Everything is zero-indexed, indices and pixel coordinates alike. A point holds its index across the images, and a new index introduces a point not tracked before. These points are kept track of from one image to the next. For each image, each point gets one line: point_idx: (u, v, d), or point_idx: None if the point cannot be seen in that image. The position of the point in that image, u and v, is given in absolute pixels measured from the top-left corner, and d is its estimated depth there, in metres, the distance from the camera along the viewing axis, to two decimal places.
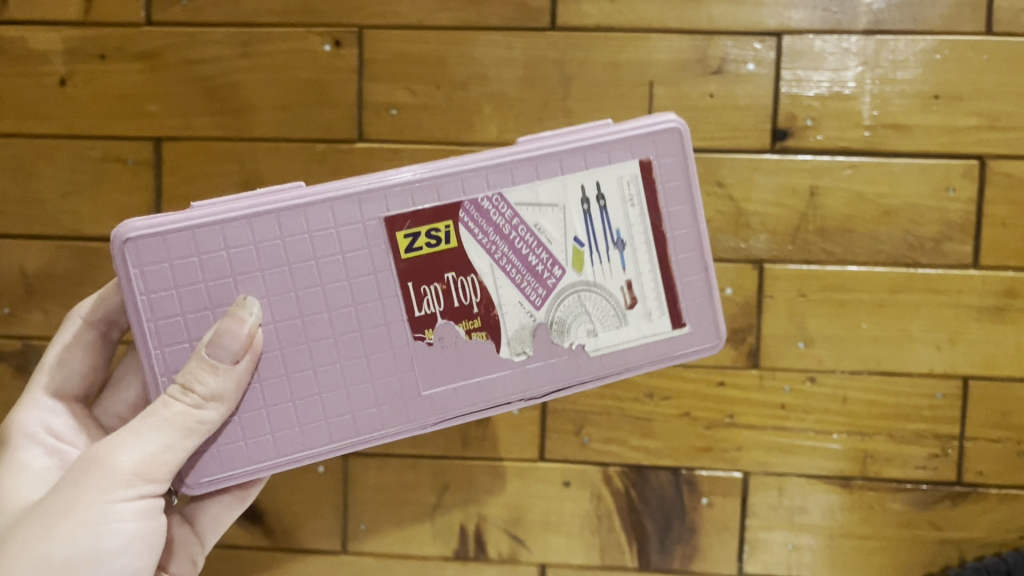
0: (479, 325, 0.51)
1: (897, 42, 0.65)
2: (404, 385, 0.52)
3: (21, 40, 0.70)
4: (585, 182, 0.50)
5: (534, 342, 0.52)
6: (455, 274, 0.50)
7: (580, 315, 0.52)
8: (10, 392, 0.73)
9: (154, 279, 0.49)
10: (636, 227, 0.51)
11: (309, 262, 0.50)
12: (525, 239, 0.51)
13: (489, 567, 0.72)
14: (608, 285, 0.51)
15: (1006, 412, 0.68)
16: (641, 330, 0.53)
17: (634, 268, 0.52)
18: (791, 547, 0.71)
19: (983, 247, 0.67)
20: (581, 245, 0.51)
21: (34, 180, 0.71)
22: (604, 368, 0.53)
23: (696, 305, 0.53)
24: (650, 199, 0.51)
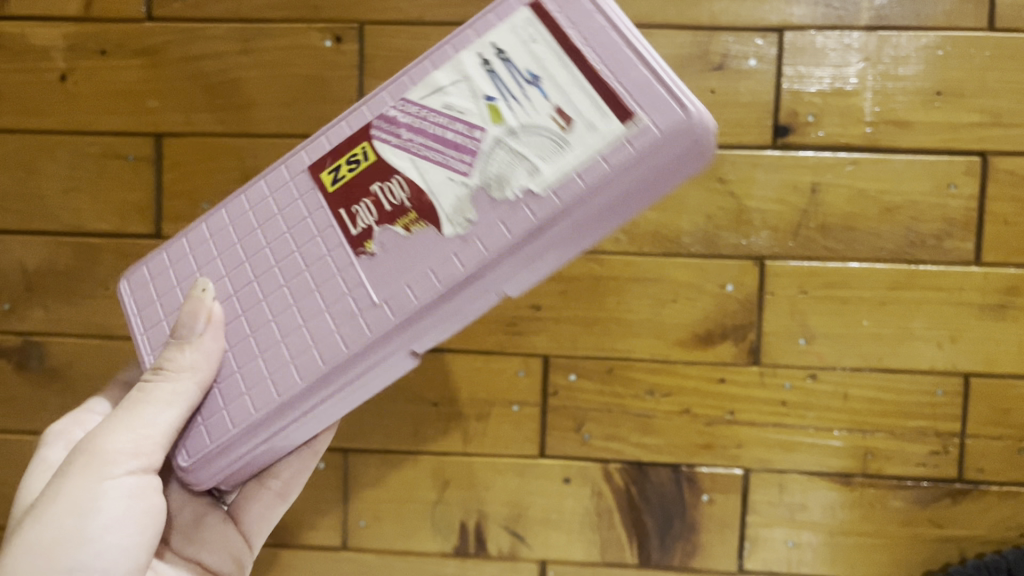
0: (415, 215, 0.43)
1: (899, 38, 0.65)
2: (355, 301, 0.44)
3: (21, 36, 0.69)
4: (482, 50, 0.45)
5: (474, 206, 0.42)
6: (380, 183, 0.45)
7: (515, 161, 0.42)
8: (10, 387, 0.73)
9: (145, 301, 0.51)
10: (545, 58, 0.43)
11: (256, 230, 0.49)
12: (438, 122, 0.44)
13: (489, 563, 0.72)
14: (534, 120, 0.42)
15: (1007, 410, 0.68)
16: (590, 145, 0.40)
17: (557, 92, 0.42)
18: (792, 544, 0.71)
19: (985, 244, 0.67)
20: (494, 99, 0.43)
21: (34, 176, 0.70)
22: (565, 202, 0.40)
23: (646, 92, 0.40)
24: (552, 26, 0.43)
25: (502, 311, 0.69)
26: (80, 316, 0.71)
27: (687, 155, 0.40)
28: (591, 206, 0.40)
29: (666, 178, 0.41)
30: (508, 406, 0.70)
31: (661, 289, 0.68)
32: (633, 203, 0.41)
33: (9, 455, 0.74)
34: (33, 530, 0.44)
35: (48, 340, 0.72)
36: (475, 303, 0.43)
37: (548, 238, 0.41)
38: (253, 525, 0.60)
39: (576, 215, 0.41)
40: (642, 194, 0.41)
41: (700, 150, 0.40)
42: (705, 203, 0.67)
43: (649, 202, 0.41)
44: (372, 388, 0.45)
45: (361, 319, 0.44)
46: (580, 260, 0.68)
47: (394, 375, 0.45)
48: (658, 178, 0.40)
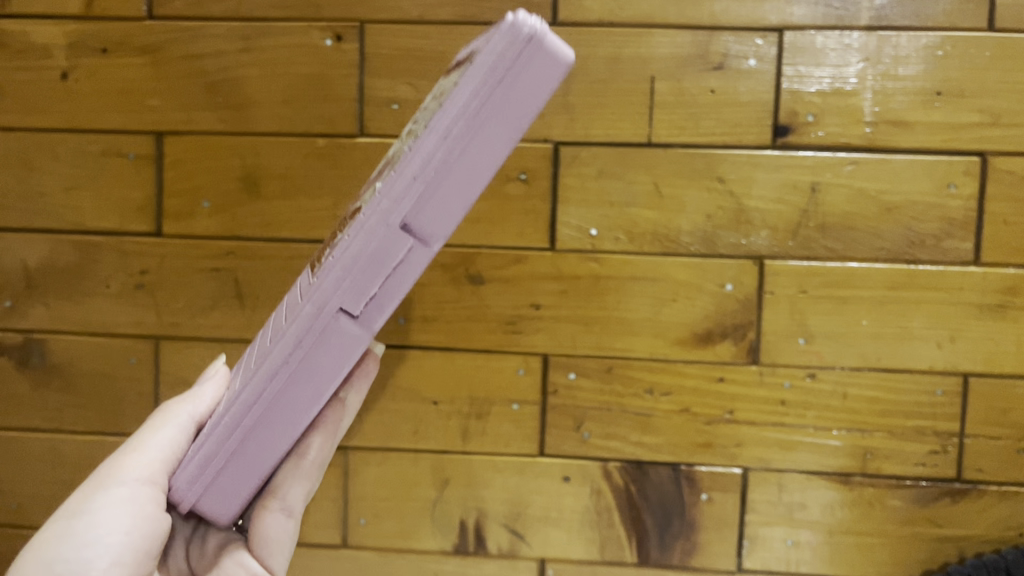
0: (350, 219, 0.40)
1: (899, 38, 0.65)
2: (301, 294, 0.39)
3: (22, 34, 0.70)
4: (418, 115, 0.44)
5: (384, 179, 0.37)
6: (342, 224, 0.43)
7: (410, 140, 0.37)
8: (11, 384, 0.73)
9: None
10: (451, 79, 0.41)
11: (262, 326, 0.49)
12: (383, 170, 0.42)
13: (489, 560, 0.72)
14: (429, 110, 0.38)
15: (1006, 409, 0.68)
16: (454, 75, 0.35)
17: (448, 86, 0.39)
18: (791, 543, 0.71)
19: (984, 244, 0.67)
20: (413, 127, 0.40)
21: (36, 174, 0.71)
22: (434, 127, 0.34)
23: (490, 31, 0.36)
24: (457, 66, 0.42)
25: (502, 310, 0.69)
26: (81, 314, 0.72)
27: (524, 47, 0.33)
28: (454, 124, 0.34)
29: (522, 75, 0.34)
30: (507, 404, 0.70)
31: (661, 288, 0.68)
32: (502, 108, 0.34)
33: (10, 452, 0.74)
34: (32, 540, 0.42)
35: (49, 337, 0.72)
36: (392, 248, 0.36)
37: (425, 166, 0.35)
38: (262, 550, 0.48)
39: (444, 137, 0.34)
40: (505, 97, 0.34)
41: (534, 36, 0.33)
42: (705, 203, 0.67)
43: (524, 108, 0.34)
44: (329, 363, 0.38)
45: (295, 305, 0.39)
46: (579, 259, 0.68)
47: (342, 342, 0.38)
48: (515, 77, 0.34)
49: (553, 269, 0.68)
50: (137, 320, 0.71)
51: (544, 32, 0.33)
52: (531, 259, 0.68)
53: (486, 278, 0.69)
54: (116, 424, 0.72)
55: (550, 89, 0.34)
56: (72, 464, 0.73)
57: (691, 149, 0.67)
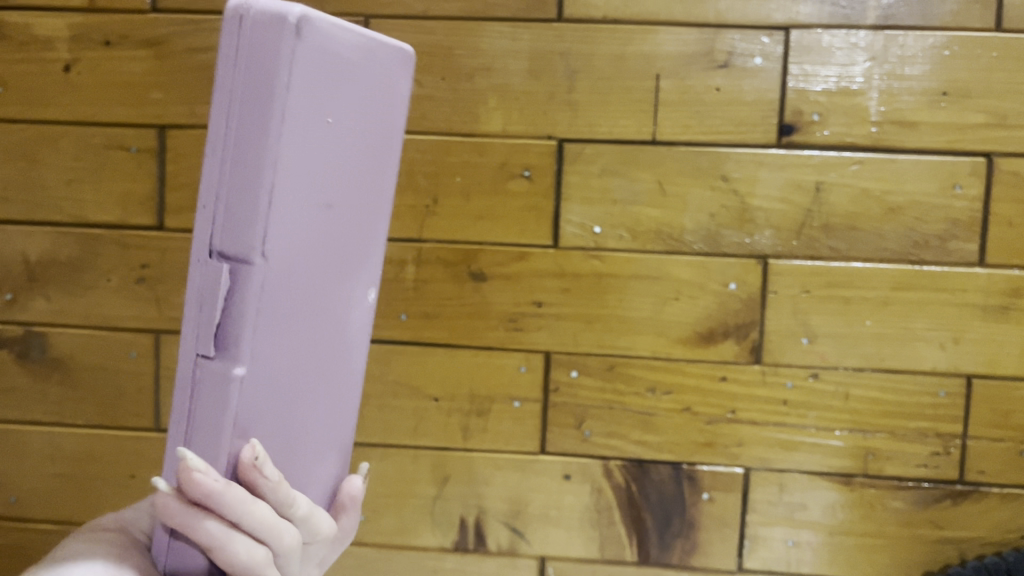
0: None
1: (906, 37, 0.65)
2: None
3: (25, 26, 0.69)
4: None
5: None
6: None
7: None
8: (11, 377, 0.73)
9: None
10: None
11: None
12: None
13: (488, 558, 0.72)
14: None
15: (1008, 411, 0.68)
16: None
17: None
18: (791, 543, 0.70)
19: (989, 245, 0.66)
20: None
21: (37, 166, 0.70)
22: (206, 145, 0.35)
23: None
24: None
25: (504, 307, 0.69)
26: (82, 307, 0.71)
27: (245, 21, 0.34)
28: (215, 133, 0.35)
29: (256, 46, 0.34)
30: (508, 402, 0.70)
31: (663, 287, 0.68)
32: (247, 87, 0.34)
33: (9, 445, 0.74)
34: None
35: (49, 330, 0.72)
36: (215, 280, 0.35)
37: (212, 186, 0.35)
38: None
39: (215, 148, 0.35)
40: (250, 79, 0.34)
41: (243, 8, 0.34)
42: (709, 201, 0.67)
43: (269, 73, 0.34)
44: (207, 417, 0.36)
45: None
46: (582, 257, 0.68)
47: (213, 387, 0.36)
48: (253, 54, 0.34)
49: (555, 267, 0.68)
50: (137, 314, 0.71)
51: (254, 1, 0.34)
52: (533, 256, 0.68)
53: (488, 275, 0.68)
54: (116, 418, 0.72)
55: (281, 43, 0.34)
56: (72, 458, 0.73)
57: (695, 148, 0.67)
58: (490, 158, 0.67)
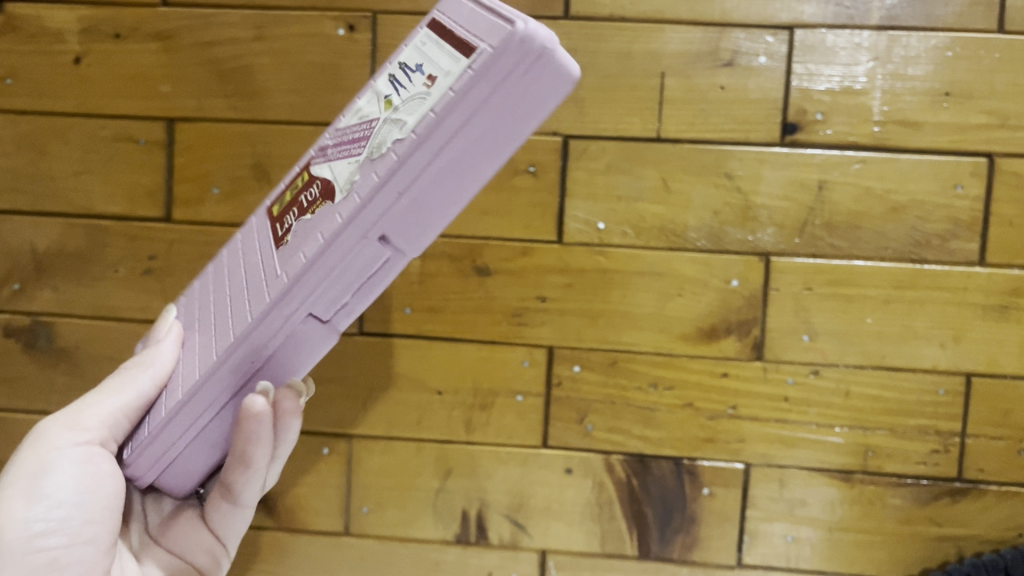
0: (320, 200, 0.42)
1: (909, 38, 0.65)
2: (267, 283, 0.42)
3: (36, 18, 0.70)
4: (390, 71, 0.43)
5: (362, 172, 0.39)
6: (307, 191, 0.44)
7: (389, 128, 0.39)
8: (18, 366, 0.73)
9: None
10: (429, 49, 0.41)
11: (221, 261, 0.53)
12: (349, 135, 0.44)
13: (489, 550, 0.73)
14: (407, 92, 0.39)
15: (1008, 410, 0.69)
16: (442, 85, 0.37)
17: (428, 66, 0.39)
18: (791, 539, 0.71)
19: (989, 245, 0.67)
20: (390, 96, 0.41)
21: (46, 158, 0.71)
22: (425, 142, 0.36)
23: (486, 25, 0.37)
24: (444, 35, 0.40)
25: (508, 302, 0.69)
26: (90, 298, 0.72)
27: (535, 64, 0.36)
28: (446, 134, 0.36)
29: (530, 86, 0.36)
30: (511, 396, 0.71)
31: (667, 284, 0.68)
32: (512, 116, 0.36)
33: (17, 433, 0.74)
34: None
35: (56, 320, 0.72)
36: (372, 256, 0.39)
37: (426, 178, 0.37)
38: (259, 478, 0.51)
39: (437, 147, 0.36)
40: (507, 116, 0.36)
41: (544, 52, 0.36)
42: (712, 199, 0.67)
43: (526, 119, 0.37)
44: (291, 356, 0.43)
45: (268, 289, 0.42)
46: (586, 253, 0.68)
47: (314, 340, 0.42)
48: (521, 95, 0.36)
49: (559, 262, 0.69)
50: (144, 306, 0.71)
51: (556, 53, 0.36)
52: (537, 251, 0.69)
53: (493, 270, 0.69)
54: None
55: (547, 111, 0.37)
56: None
57: (699, 145, 0.67)
58: None
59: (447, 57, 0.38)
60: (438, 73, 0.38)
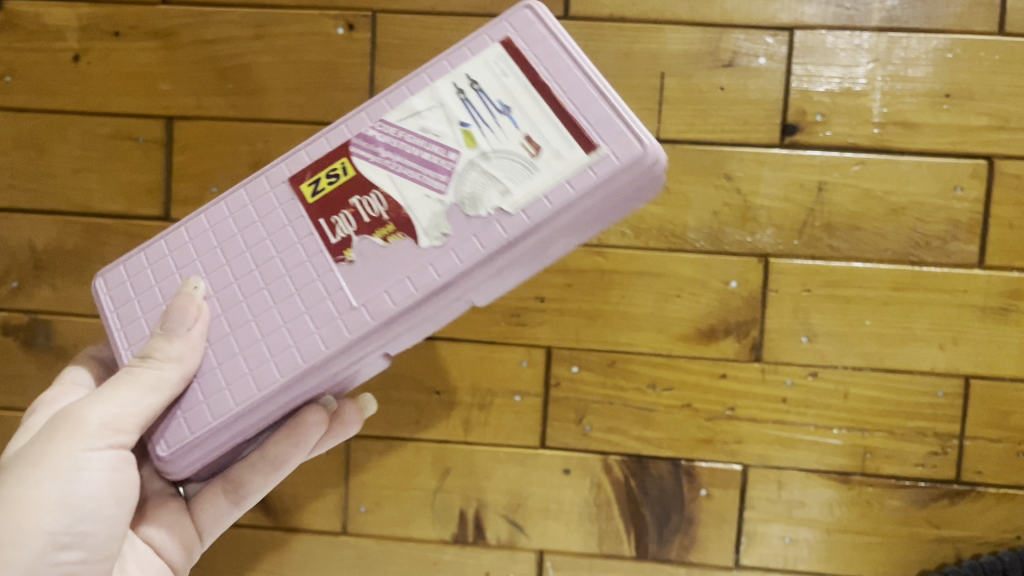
0: (392, 228, 0.44)
1: (910, 40, 0.65)
2: (335, 308, 0.44)
3: (37, 16, 0.70)
4: (455, 79, 0.46)
5: (451, 223, 0.43)
6: (358, 198, 0.45)
7: (487, 182, 0.43)
8: (15, 365, 0.73)
9: (133, 334, 0.48)
10: (518, 91, 0.44)
11: (227, 218, 0.48)
12: (413, 143, 0.45)
13: (487, 550, 0.73)
14: (506, 145, 0.43)
15: (1006, 412, 0.69)
16: (557, 171, 0.42)
17: (528, 123, 0.43)
18: (789, 540, 0.71)
19: (989, 247, 0.67)
20: (468, 125, 0.44)
21: (45, 155, 0.71)
22: (536, 226, 0.42)
23: (604, 123, 0.43)
24: (536, 85, 0.44)
25: (507, 302, 0.70)
26: (87, 296, 0.71)
27: (646, 179, 0.43)
28: (560, 224, 0.43)
29: (630, 194, 0.44)
30: (509, 396, 0.71)
31: (666, 284, 0.68)
32: (609, 214, 0.44)
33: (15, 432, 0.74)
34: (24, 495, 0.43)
35: (54, 319, 0.72)
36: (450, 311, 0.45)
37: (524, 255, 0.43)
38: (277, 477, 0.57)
39: (548, 231, 0.43)
40: (606, 213, 0.44)
41: (653, 173, 0.43)
42: (712, 200, 0.67)
43: (616, 214, 0.45)
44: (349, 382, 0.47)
45: (341, 323, 0.44)
46: (585, 253, 0.68)
47: (371, 369, 0.46)
48: (623, 199, 0.44)
49: (558, 262, 0.69)
50: None
51: (660, 170, 0.44)
52: None
53: None
54: None
55: (628, 211, 0.45)
56: None
57: (699, 145, 0.67)
58: None
59: (555, 131, 0.43)
60: (545, 147, 0.43)
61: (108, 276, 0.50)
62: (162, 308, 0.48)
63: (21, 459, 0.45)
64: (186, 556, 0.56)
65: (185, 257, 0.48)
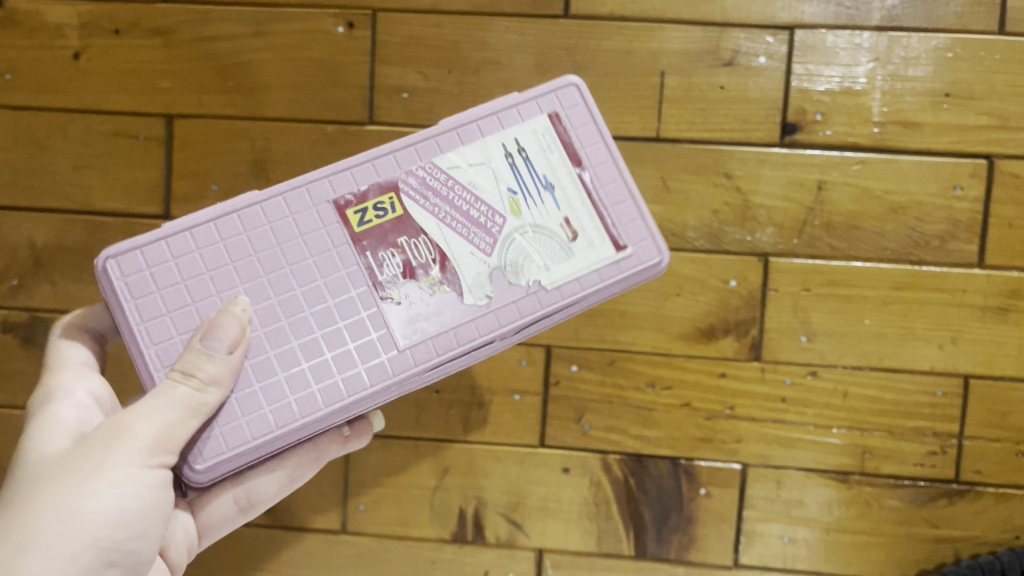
0: (439, 278, 0.48)
1: (910, 39, 0.65)
2: (381, 346, 0.48)
3: (37, 13, 0.70)
4: (504, 140, 0.49)
5: (493, 285, 0.48)
6: (407, 239, 0.48)
7: (529, 254, 0.48)
8: (15, 362, 0.73)
9: (156, 330, 0.47)
10: (561, 171, 0.49)
11: (265, 227, 0.48)
12: (462, 197, 0.49)
13: (487, 549, 0.73)
14: (547, 222, 0.49)
15: (1006, 411, 0.69)
16: (588, 259, 0.49)
17: (568, 206, 0.49)
18: (788, 540, 0.71)
19: (989, 247, 0.67)
20: (515, 193, 0.49)
21: (45, 152, 0.71)
22: (565, 304, 0.49)
23: (630, 224, 0.50)
24: (577, 169, 0.49)
25: None
26: (87, 294, 0.71)
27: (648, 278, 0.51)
28: (580, 305, 0.50)
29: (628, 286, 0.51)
30: (509, 395, 0.71)
31: (665, 283, 0.68)
32: None
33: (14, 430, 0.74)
34: (77, 507, 0.43)
35: (53, 316, 0.72)
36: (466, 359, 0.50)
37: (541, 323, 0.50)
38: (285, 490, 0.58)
39: (570, 308, 0.49)
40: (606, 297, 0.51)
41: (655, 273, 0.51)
42: (711, 199, 0.67)
43: None
44: None
45: (387, 363, 0.47)
46: None
47: None
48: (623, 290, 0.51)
49: None
50: None
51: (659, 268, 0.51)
52: None
53: None
54: None
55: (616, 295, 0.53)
56: None
57: (699, 144, 0.67)
58: None
59: (592, 222, 0.49)
60: (581, 235, 0.49)
61: (121, 261, 0.47)
62: (190, 308, 0.47)
63: (72, 471, 0.44)
64: (187, 553, 0.55)
65: (215, 258, 0.48)
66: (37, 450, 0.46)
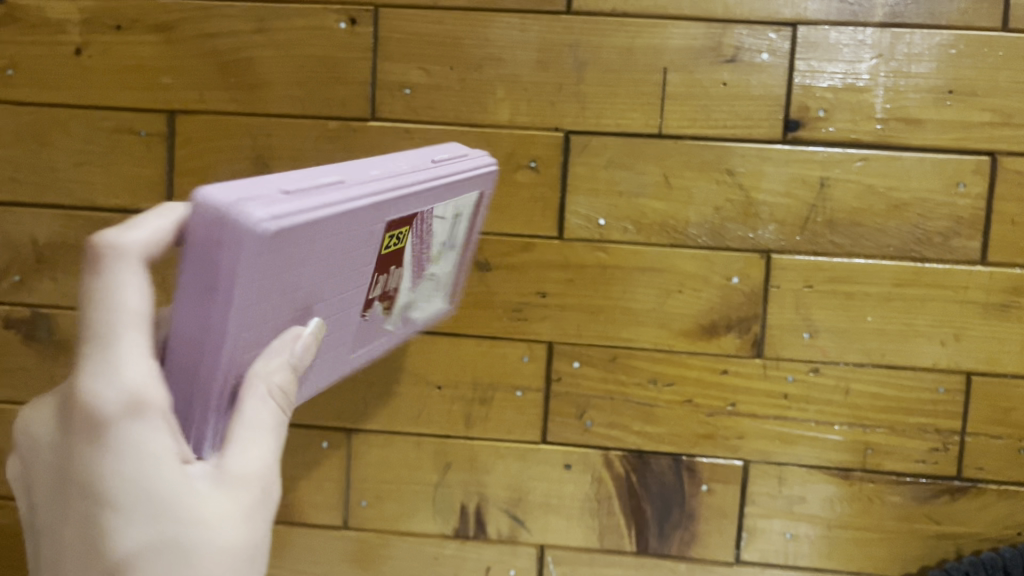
0: (386, 304, 0.54)
1: (913, 35, 0.65)
2: (339, 353, 0.51)
3: (37, 9, 0.70)
4: (461, 202, 0.57)
5: (399, 317, 0.57)
6: (395, 268, 0.52)
7: (420, 296, 0.59)
8: (18, 357, 0.73)
9: (252, 317, 0.40)
10: (461, 236, 0.60)
11: (354, 232, 0.45)
12: (426, 243, 0.55)
13: (488, 545, 0.73)
14: (439, 274, 0.60)
15: (1008, 408, 0.68)
16: (433, 304, 0.62)
17: (449, 263, 0.61)
18: (790, 536, 0.71)
19: (991, 244, 0.67)
20: (443, 248, 0.58)
21: (47, 149, 0.71)
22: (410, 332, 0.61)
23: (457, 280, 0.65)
24: (466, 237, 0.61)
25: (508, 298, 0.69)
26: None
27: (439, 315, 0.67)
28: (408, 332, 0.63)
29: None
30: (511, 391, 0.71)
31: (667, 279, 0.68)
32: None
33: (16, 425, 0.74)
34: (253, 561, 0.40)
35: (56, 311, 0.72)
36: None
37: None
38: None
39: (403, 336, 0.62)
40: None
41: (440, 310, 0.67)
42: (714, 195, 0.67)
43: None
44: None
45: (333, 367, 0.52)
46: (586, 248, 0.68)
47: None
48: None
49: (560, 258, 0.69)
50: None
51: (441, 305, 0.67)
52: (538, 246, 0.69)
53: (493, 264, 0.69)
54: None
55: None
56: None
57: (701, 141, 0.67)
58: (497, 150, 0.68)
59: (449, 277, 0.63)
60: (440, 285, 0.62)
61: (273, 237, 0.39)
62: (277, 300, 0.42)
63: (245, 529, 0.40)
64: None
65: (317, 251, 0.43)
66: (174, 498, 0.38)
